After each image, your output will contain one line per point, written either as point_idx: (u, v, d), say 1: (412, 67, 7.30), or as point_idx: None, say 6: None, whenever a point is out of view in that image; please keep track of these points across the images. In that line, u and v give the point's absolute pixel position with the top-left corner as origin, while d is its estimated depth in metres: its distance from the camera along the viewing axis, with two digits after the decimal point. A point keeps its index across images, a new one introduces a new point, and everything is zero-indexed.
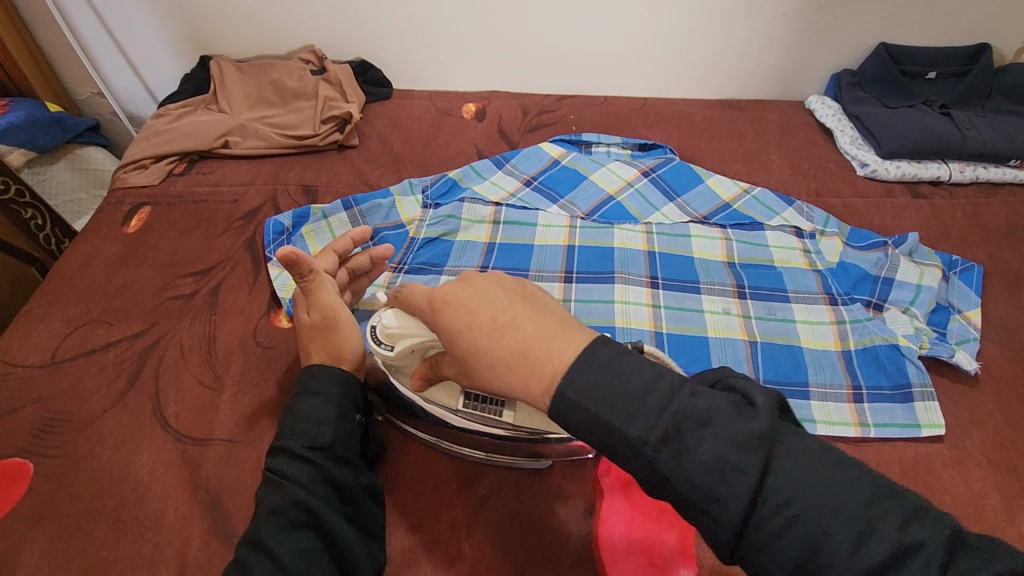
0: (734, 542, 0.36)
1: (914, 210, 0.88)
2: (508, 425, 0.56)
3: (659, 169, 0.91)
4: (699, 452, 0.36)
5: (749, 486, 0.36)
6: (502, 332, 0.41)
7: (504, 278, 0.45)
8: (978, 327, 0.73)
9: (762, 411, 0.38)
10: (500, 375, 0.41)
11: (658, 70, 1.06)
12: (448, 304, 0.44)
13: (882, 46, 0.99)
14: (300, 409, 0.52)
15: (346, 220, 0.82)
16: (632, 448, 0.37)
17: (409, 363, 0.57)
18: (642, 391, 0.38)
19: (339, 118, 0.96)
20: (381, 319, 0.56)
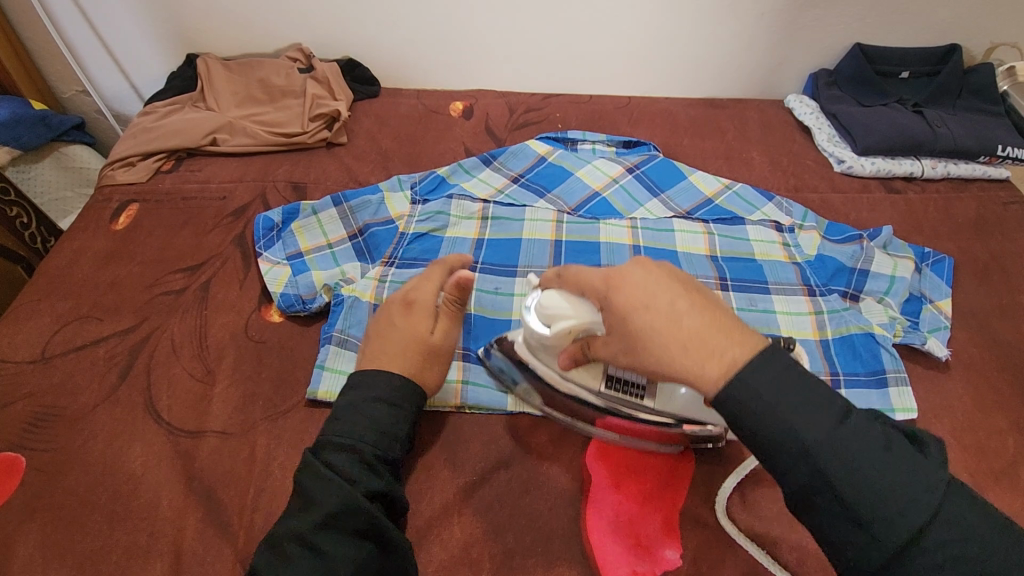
0: (809, 493, 0.42)
1: (888, 205, 0.91)
2: (647, 410, 0.60)
3: (643, 165, 0.93)
4: (799, 411, 0.42)
5: (835, 449, 0.41)
6: (681, 318, 0.45)
7: (676, 272, 0.49)
8: (949, 316, 0.76)
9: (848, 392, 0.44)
10: (674, 358, 0.44)
11: (642, 70, 1.09)
12: (625, 285, 0.48)
13: (857, 47, 1.02)
14: (364, 413, 0.53)
15: (336, 217, 0.83)
16: (741, 395, 0.42)
17: (558, 344, 0.58)
18: (758, 353, 0.43)
19: (327, 116, 0.96)
20: (543, 298, 0.56)
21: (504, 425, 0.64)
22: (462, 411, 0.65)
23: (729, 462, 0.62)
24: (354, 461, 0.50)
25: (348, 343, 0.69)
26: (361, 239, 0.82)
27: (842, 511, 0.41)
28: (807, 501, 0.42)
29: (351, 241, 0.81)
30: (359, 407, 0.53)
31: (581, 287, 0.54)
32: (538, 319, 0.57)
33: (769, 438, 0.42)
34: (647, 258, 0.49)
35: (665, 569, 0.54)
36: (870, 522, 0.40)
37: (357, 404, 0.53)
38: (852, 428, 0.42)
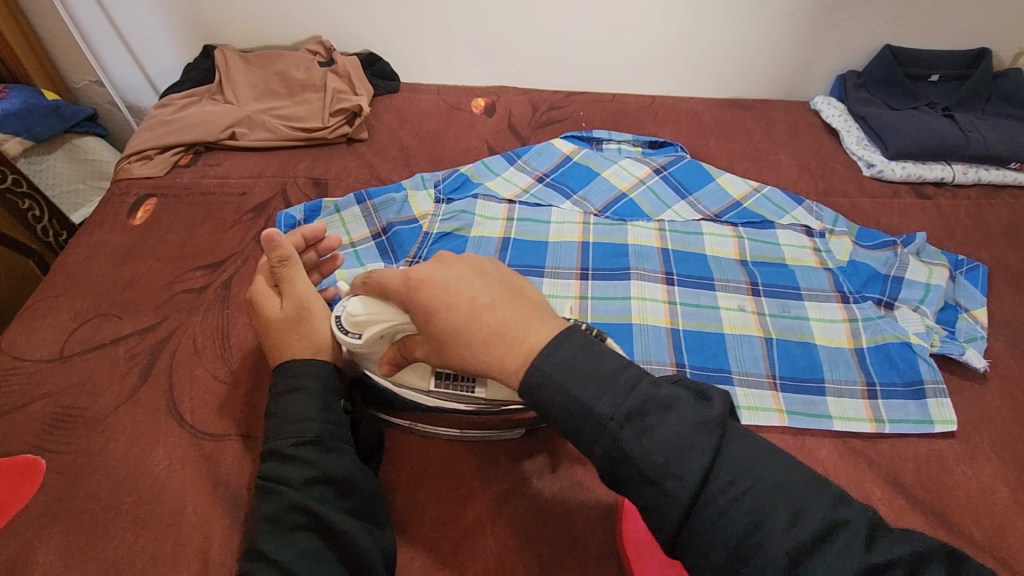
0: (680, 524, 0.39)
1: (919, 211, 0.89)
2: (480, 400, 0.58)
3: (670, 166, 0.91)
4: (702, 468, 0.39)
5: (698, 469, 0.39)
6: (481, 314, 0.44)
7: (481, 263, 0.48)
8: (985, 326, 0.74)
9: (720, 405, 0.42)
10: (475, 352, 0.44)
11: (667, 68, 1.07)
12: (427, 286, 0.46)
13: (887, 48, 1.00)
14: (284, 412, 0.52)
15: (358, 214, 0.81)
16: (597, 425, 0.40)
17: (378, 349, 0.56)
18: (612, 376, 0.41)
19: (348, 111, 0.94)
20: (345, 309, 0.55)
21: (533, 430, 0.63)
22: None
23: None
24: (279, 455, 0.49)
25: None
26: (384, 238, 0.80)
27: (714, 541, 0.38)
28: (678, 533, 0.39)
29: (374, 240, 0.80)
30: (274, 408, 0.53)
31: (380, 289, 0.52)
32: (345, 332, 0.56)
33: (630, 468, 0.40)
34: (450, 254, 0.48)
35: None
36: (745, 554, 0.37)
37: (271, 408, 0.53)
38: (724, 452, 0.40)
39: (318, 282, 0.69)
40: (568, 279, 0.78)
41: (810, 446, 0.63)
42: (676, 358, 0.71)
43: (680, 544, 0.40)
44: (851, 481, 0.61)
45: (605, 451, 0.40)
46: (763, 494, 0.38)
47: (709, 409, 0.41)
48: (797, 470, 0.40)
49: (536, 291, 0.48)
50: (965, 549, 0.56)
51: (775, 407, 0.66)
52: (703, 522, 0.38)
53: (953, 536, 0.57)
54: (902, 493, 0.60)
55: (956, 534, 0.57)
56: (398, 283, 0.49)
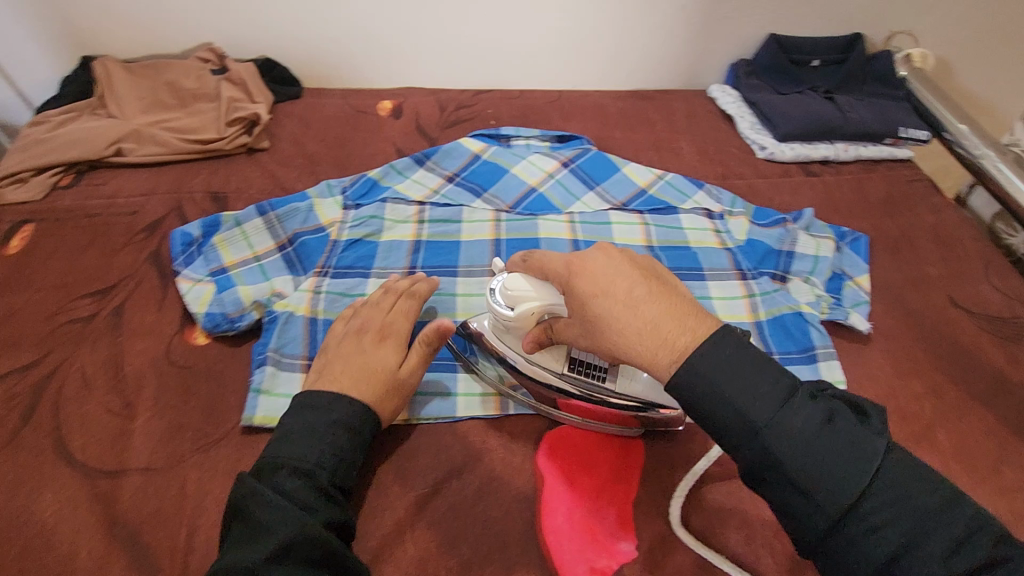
0: (824, 532, 0.44)
1: (807, 188, 0.95)
2: (608, 392, 0.62)
3: (577, 159, 0.94)
4: (837, 480, 0.43)
5: (858, 486, 0.43)
6: (638, 305, 0.48)
7: (639, 261, 0.52)
8: (867, 291, 0.81)
9: (877, 426, 0.46)
10: (628, 341, 0.48)
11: (571, 64, 1.09)
12: (586, 271, 0.51)
13: (771, 37, 1.07)
14: (314, 433, 0.54)
15: (262, 226, 0.78)
16: (749, 428, 0.45)
17: (523, 326, 0.61)
18: (770, 386, 0.46)
19: (246, 120, 0.91)
20: (508, 281, 0.61)
21: (452, 431, 0.63)
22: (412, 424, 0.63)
23: (676, 450, 0.64)
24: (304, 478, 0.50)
25: (284, 363, 0.66)
26: (290, 249, 0.77)
27: (861, 554, 0.42)
28: (820, 537, 0.44)
29: (279, 252, 0.77)
30: (296, 425, 0.54)
31: (544, 272, 0.58)
32: (501, 303, 0.61)
33: (779, 473, 0.44)
34: (608, 244, 0.53)
35: (620, 561, 0.55)
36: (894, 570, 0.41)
37: (294, 429, 0.54)
38: (880, 474, 0.44)
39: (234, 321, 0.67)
40: (481, 276, 0.78)
41: None
42: None
43: (820, 550, 0.44)
44: None
45: (753, 452, 0.45)
46: (914, 520, 0.42)
47: (870, 432, 0.45)
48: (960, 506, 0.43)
49: (682, 291, 0.52)
50: None
51: None
52: (851, 535, 0.43)
53: None
54: None
55: None
56: (562, 262, 0.55)
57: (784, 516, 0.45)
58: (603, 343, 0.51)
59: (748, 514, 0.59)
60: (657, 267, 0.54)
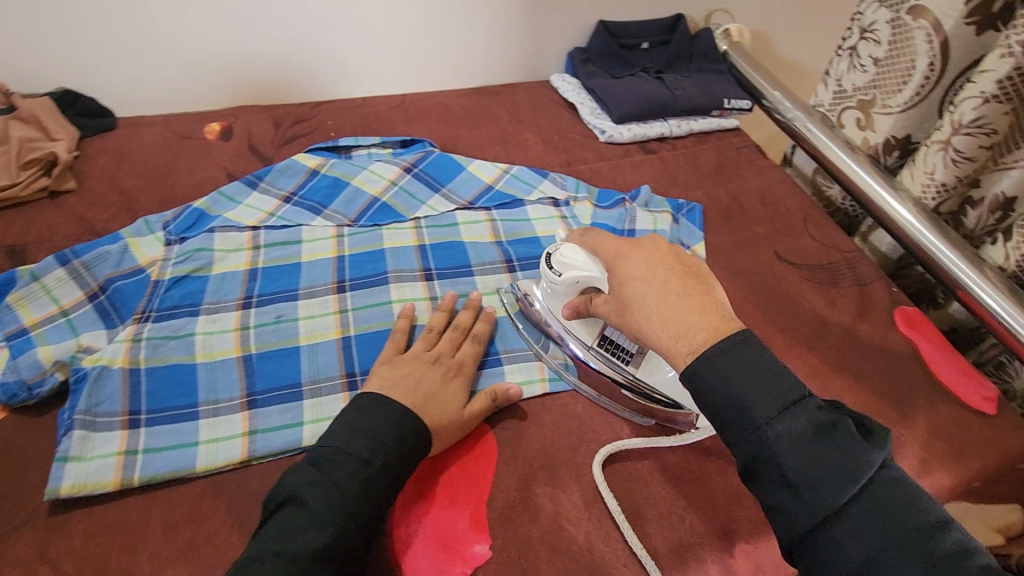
0: (809, 531, 0.46)
1: (647, 166, 1.00)
2: (626, 374, 0.68)
3: (420, 163, 0.92)
4: (825, 481, 0.46)
5: (846, 494, 0.45)
6: (669, 296, 0.54)
7: (685, 259, 0.58)
8: (703, 258, 0.86)
9: (881, 444, 0.48)
10: (655, 330, 0.54)
11: (410, 67, 1.08)
12: (628, 262, 0.58)
13: (600, 24, 1.10)
14: (376, 439, 0.55)
15: (65, 277, 0.70)
16: (751, 423, 0.49)
17: (563, 292, 0.70)
18: (777, 389, 0.49)
19: (44, 161, 0.82)
20: (560, 250, 0.69)
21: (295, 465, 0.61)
22: (249, 465, 0.60)
23: (529, 443, 0.65)
24: (361, 478, 0.53)
25: (100, 423, 0.60)
26: (103, 298, 0.70)
27: (842, 557, 0.44)
28: (804, 536, 0.46)
29: (90, 302, 0.70)
30: (364, 426, 0.56)
31: (593, 248, 0.65)
32: (552, 268, 0.69)
33: (772, 468, 0.48)
34: (661, 239, 0.59)
35: (473, 565, 0.55)
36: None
37: (371, 429, 0.56)
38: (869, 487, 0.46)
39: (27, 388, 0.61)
40: (324, 296, 0.75)
41: (568, 405, 0.69)
42: None
43: (802, 549, 0.47)
44: (604, 426, 0.67)
45: (752, 446, 0.49)
46: (895, 536, 0.44)
47: (871, 446, 0.47)
48: (945, 529, 0.44)
49: (721, 295, 0.56)
50: (694, 459, 0.65)
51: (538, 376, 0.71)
52: (834, 538, 0.45)
53: (686, 450, 0.66)
54: (645, 424, 0.68)
55: (688, 448, 0.66)
56: (611, 251, 0.62)
57: (772, 512, 0.48)
58: (631, 324, 0.57)
59: (599, 493, 0.61)
60: (703, 268, 0.58)
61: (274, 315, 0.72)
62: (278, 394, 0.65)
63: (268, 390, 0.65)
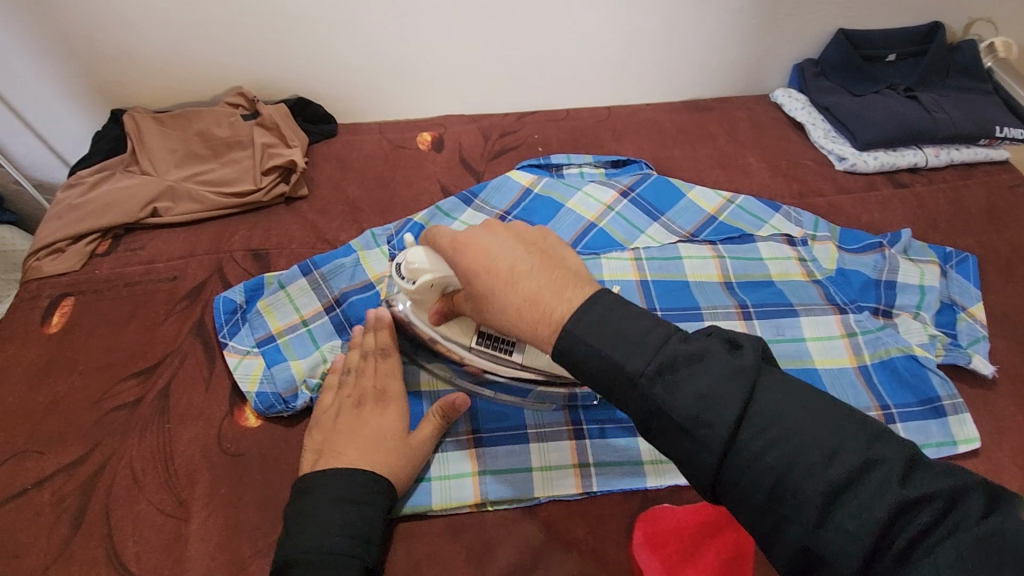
0: (720, 466, 0.40)
1: (898, 202, 0.86)
2: (517, 365, 0.61)
3: (637, 187, 0.86)
4: (700, 409, 0.41)
5: (730, 414, 0.40)
6: (518, 279, 0.47)
7: (523, 231, 0.50)
8: (984, 324, 0.71)
9: (750, 354, 0.42)
10: (510, 319, 0.47)
11: (619, 77, 1.01)
12: (470, 248, 0.50)
13: (841, 33, 0.96)
14: (314, 518, 0.50)
15: (307, 287, 0.73)
16: (628, 379, 0.43)
17: (426, 298, 0.58)
18: (642, 331, 0.43)
19: (282, 168, 0.85)
20: (405, 256, 0.57)
21: (531, 516, 0.57)
22: (484, 509, 0.57)
23: None
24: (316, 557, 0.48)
25: None
26: (338, 310, 0.72)
27: (755, 483, 0.39)
28: (719, 475, 0.41)
29: (327, 314, 0.72)
30: (312, 503, 0.51)
31: (439, 248, 0.53)
32: (402, 277, 0.57)
33: (665, 419, 0.42)
34: (497, 222, 0.51)
35: None
36: (786, 495, 0.38)
37: (313, 507, 0.50)
38: (755, 396, 0.41)
39: (272, 399, 0.62)
40: None
41: None
42: None
43: (723, 489, 0.41)
44: None
45: (638, 405, 0.43)
46: (799, 445, 0.39)
47: (743, 358, 0.42)
48: (847, 419, 0.39)
49: (574, 260, 0.49)
50: None
51: (568, 462, 0.60)
52: (741, 463, 0.39)
53: None
54: None
55: None
56: (446, 243, 0.52)
57: (679, 458, 0.42)
58: (493, 318, 0.50)
59: None
60: (552, 237, 0.51)
61: None
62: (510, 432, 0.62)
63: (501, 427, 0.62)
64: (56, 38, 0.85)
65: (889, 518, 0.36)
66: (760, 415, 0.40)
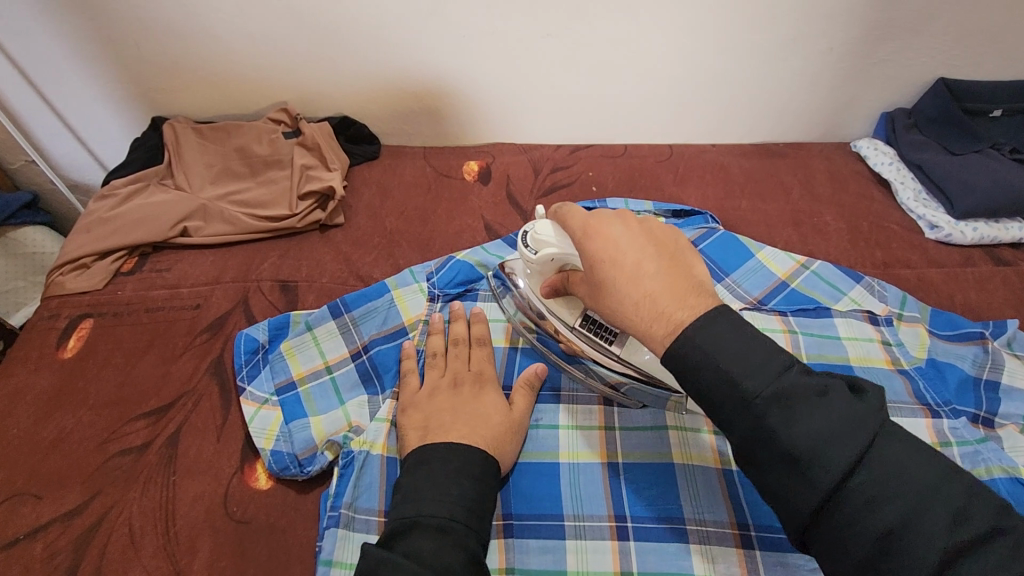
0: (821, 509, 0.38)
1: (1000, 282, 0.75)
2: (613, 356, 0.61)
3: (701, 242, 0.78)
4: (818, 439, 0.38)
5: (852, 457, 0.38)
6: (644, 276, 0.44)
7: (654, 228, 0.48)
8: None
9: (874, 403, 0.40)
10: (628, 311, 0.45)
11: (685, 114, 0.93)
12: (600, 236, 0.47)
13: (941, 82, 0.86)
14: (437, 483, 0.50)
15: (335, 330, 0.68)
16: (742, 401, 0.40)
17: (544, 271, 0.60)
18: (765, 353, 0.40)
19: (319, 193, 0.80)
20: (532, 226, 0.59)
21: None
22: None
23: None
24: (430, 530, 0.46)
25: (358, 522, 0.54)
26: (365, 358, 0.66)
27: (858, 533, 0.37)
28: (818, 517, 0.39)
29: (353, 362, 0.66)
30: (414, 482, 0.50)
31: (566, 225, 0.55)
32: (527, 246, 0.59)
33: (773, 448, 0.39)
34: (629, 213, 0.49)
35: None
36: (890, 550, 0.37)
37: (419, 480, 0.50)
38: (879, 443, 0.39)
39: (287, 460, 0.57)
40: (589, 405, 0.63)
41: None
42: (738, 515, 0.55)
43: (816, 532, 0.39)
44: None
45: (748, 428, 0.40)
46: (914, 504, 0.37)
47: (867, 405, 0.40)
48: (968, 487, 0.38)
49: (700, 267, 0.47)
50: None
51: (610, 568, 0.53)
52: (848, 511, 0.38)
53: None
54: None
55: None
56: (577, 224, 0.50)
57: (774, 491, 0.40)
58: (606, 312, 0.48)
59: None
60: (682, 241, 0.49)
61: (530, 419, 0.62)
62: (543, 524, 0.55)
63: (533, 516, 0.56)
64: (102, 41, 0.82)
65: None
66: (878, 459, 0.38)
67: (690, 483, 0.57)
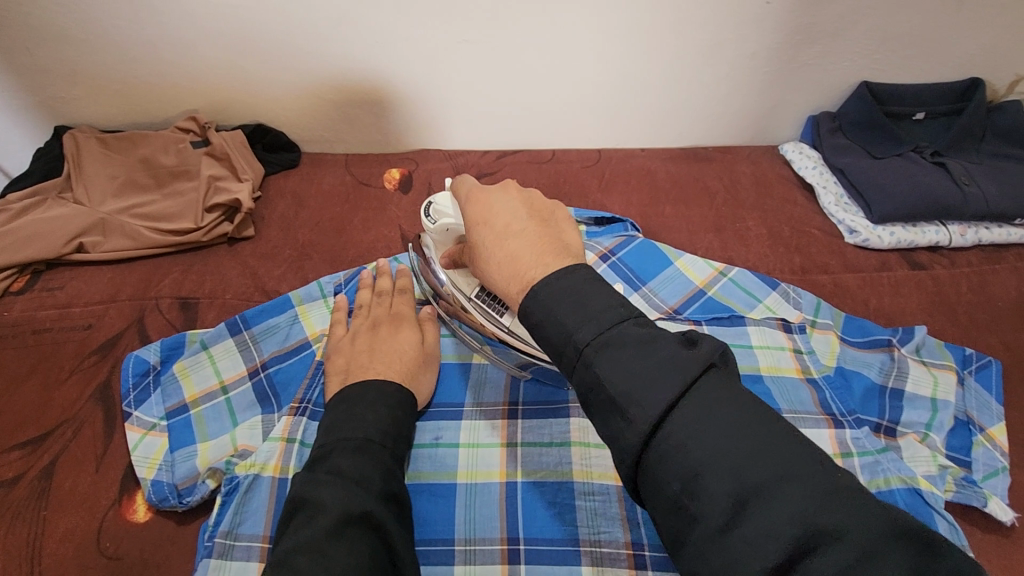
0: (640, 453, 0.34)
1: (914, 287, 0.75)
2: (504, 327, 0.58)
3: (620, 250, 0.77)
4: (634, 379, 0.35)
5: (664, 397, 0.34)
6: (507, 238, 0.45)
7: (535, 197, 0.49)
8: (1005, 451, 0.60)
9: (708, 351, 0.36)
10: (492, 272, 0.46)
11: (613, 119, 0.91)
12: (479, 201, 0.49)
13: (863, 85, 0.86)
14: (355, 412, 0.52)
15: (233, 348, 0.65)
16: (573, 348, 0.38)
17: (444, 241, 0.60)
18: (603, 305, 0.39)
19: (227, 206, 0.78)
20: (436, 198, 0.59)
21: None
22: None
23: None
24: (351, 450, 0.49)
25: (238, 549, 0.52)
26: (263, 377, 0.64)
27: (667, 473, 0.33)
28: (638, 464, 0.35)
29: (250, 381, 0.63)
30: (339, 413, 0.53)
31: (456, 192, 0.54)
32: (429, 216, 0.60)
33: (596, 391, 0.37)
34: (512, 180, 0.50)
35: None
36: (695, 493, 0.32)
37: (346, 409, 0.53)
38: (702, 386, 0.35)
39: (170, 489, 0.54)
40: (492, 420, 0.62)
41: None
42: (634, 535, 0.54)
43: (640, 481, 0.35)
44: None
45: (578, 374, 0.38)
46: (730, 445, 0.32)
47: (696, 353, 0.36)
48: (800, 440, 0.32)
49: (575, 237, 0.47)
50: None
51: None
52: (660, 451, 0.34)
53: None
54: None
55: None
56: (465, 191, 0.51)
57: (608, 441, 0.37)
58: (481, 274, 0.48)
59: None
60: (562, 214, 0.49)
61: (429, 437, 0.60)
62: (432, 549, 0.53)
63: (424, 542, 0.54)
64: None
65: (798, 545, 0.29)
66: (696, 399, 0.34)
67: (587, 501, 0.56)
